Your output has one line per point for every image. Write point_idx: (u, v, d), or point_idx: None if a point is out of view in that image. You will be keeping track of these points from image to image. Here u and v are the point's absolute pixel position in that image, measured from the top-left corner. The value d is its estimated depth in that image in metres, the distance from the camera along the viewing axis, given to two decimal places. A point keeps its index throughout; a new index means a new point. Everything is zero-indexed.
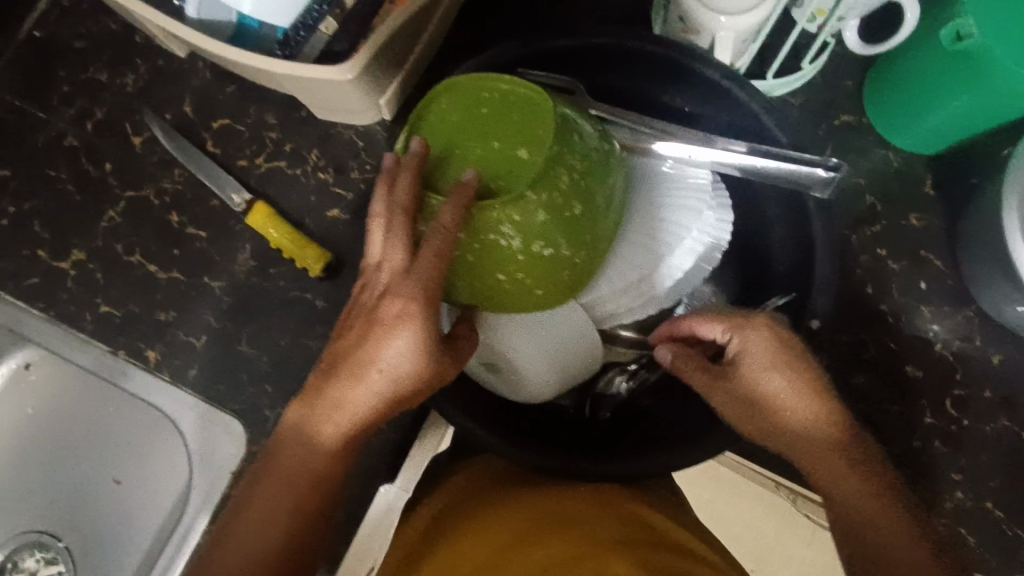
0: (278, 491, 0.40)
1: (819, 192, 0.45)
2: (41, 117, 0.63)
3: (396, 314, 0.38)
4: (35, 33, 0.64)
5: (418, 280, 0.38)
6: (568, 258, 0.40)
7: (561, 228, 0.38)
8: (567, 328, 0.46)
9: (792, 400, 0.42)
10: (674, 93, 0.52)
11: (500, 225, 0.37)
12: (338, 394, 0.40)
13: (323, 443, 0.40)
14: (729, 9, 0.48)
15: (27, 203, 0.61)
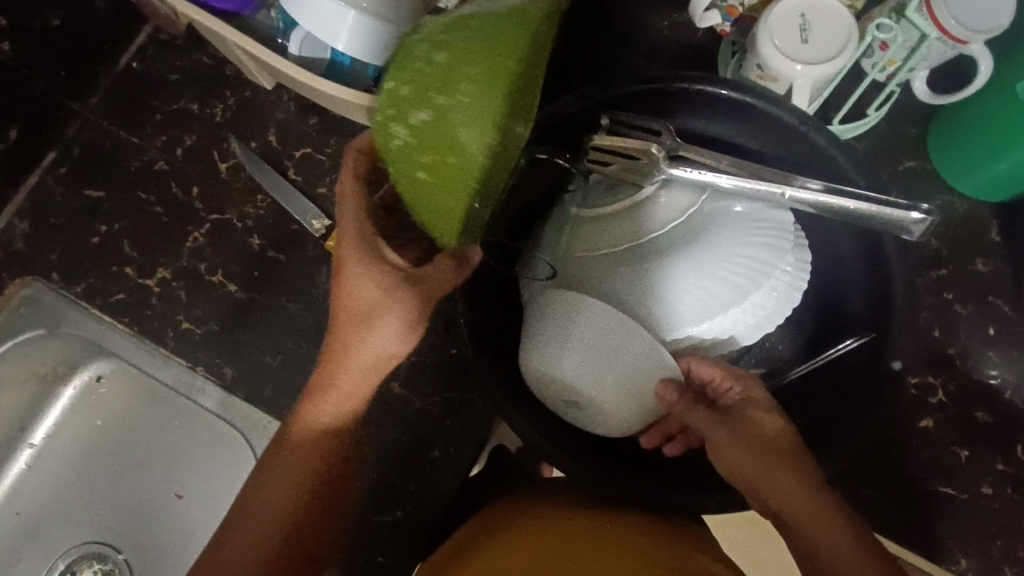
0: (313, 440, 0.50)
1: (909, 233, 0.47)
2: (136, 143, 0.66)
3: (346, 263, 0.46)
4: (132, 65, 0.68)
5: (354, 231, 0.45)
6: (461, 101, 0.34)
7: (417, 88, 0.36)
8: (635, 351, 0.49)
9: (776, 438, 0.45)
10: (748, 135, 0.54)
11: (385, 126, 0.38)
12: (343, 345, 0.49)
13: (323, 401, 0.50)
14: (805, 58, 0.50)
15: (117, 222, 0.64)
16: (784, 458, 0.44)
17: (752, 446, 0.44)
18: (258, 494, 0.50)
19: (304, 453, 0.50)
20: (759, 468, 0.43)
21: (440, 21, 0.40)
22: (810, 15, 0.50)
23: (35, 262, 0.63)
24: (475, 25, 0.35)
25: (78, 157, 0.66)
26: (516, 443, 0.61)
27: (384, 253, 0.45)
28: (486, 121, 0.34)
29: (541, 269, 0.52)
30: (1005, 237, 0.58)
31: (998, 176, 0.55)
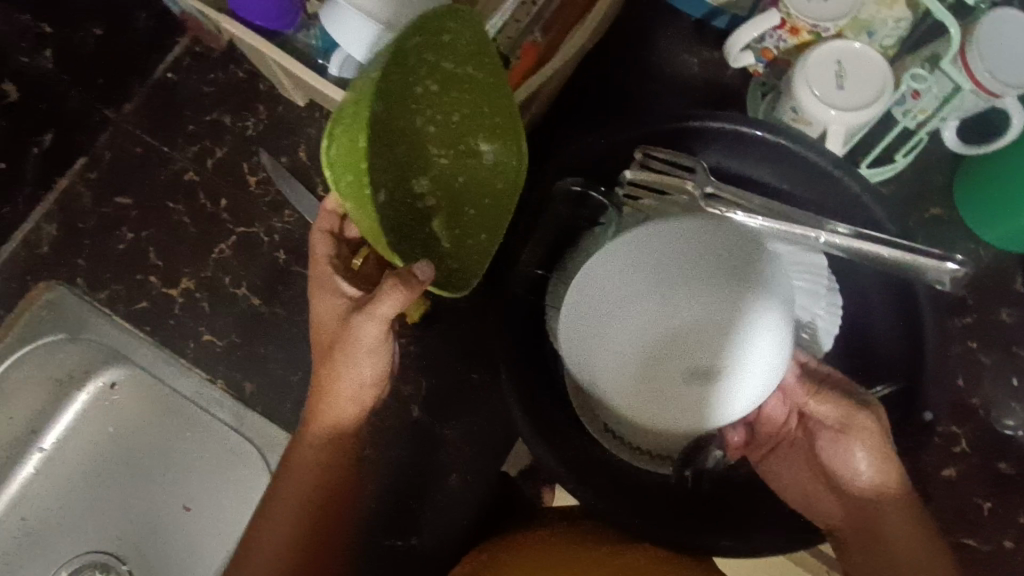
0: (309, 471, 0.52)
1: (945, 282, 0.47)
2: (166, 153, 0.67)
3: (316, 306, 0.51)
4: (167, 75, 0.68)
5: (320, 277, 0.51)
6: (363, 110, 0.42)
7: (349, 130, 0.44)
8: (720, 314, 0.47)
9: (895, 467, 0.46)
10: (780, 177, 0.54)
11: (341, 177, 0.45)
12: (320, 381, 0.51)
13: (308, 442, 0.52)
14: (840, 104, 0.51)
15: (143, 230, 0.64)
16: (898, 497, 0.45)
17: (889, 469, 0.46)
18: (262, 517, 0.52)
19: (299, 474, 0.51)
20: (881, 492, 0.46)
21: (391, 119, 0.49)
22: (846, 62, 0.51)
23: (59, 267, 0.63)
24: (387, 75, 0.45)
25: (107, 163, 0.66)
26: (523, 463, 0.60)
27: (339, 290, 0.49)
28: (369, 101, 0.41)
29: None
30: None
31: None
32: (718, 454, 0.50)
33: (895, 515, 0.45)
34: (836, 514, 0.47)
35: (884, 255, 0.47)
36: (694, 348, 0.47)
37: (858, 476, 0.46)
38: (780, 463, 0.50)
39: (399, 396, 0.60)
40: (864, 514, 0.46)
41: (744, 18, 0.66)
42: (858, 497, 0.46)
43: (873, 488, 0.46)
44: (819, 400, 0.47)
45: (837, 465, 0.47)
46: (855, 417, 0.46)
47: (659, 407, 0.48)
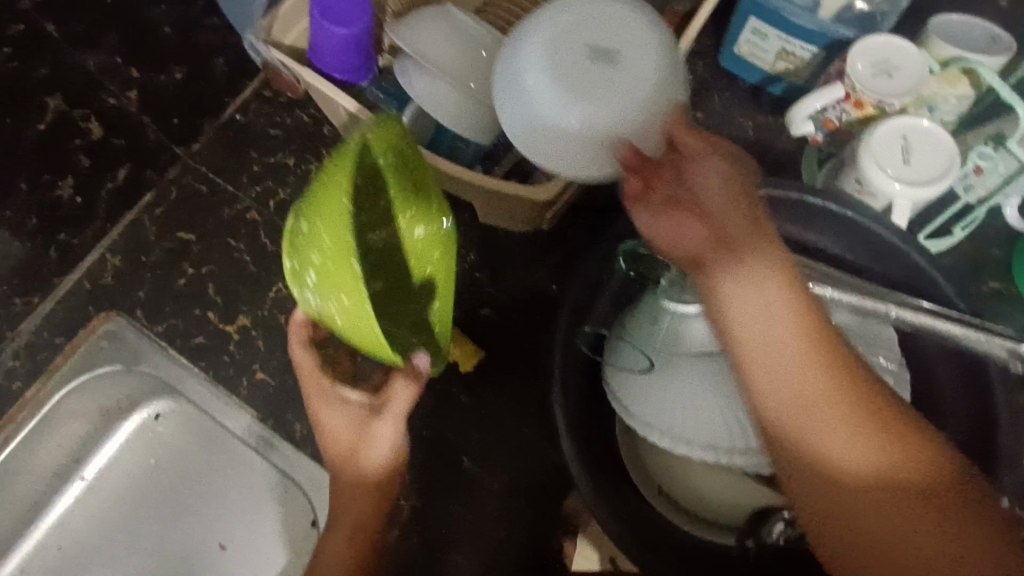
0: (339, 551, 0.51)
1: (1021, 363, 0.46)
2: (230, 192, 0.68)
3: (320, 420, 0.51)
4: (236, 116, 0.70)
5: (318, 393, 0.51)
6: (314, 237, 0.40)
7: (297, 257, 0.41)
8: (639, 65, 0.49)
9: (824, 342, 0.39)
10: (843, 247, 0.54)
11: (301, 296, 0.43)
12: (341, 484, 0.52)
13: (340, 539, 0.52)
14: (904, 177, 0.51)
15: (204, 267, 0.66)
16: (827, 351, 0.39)
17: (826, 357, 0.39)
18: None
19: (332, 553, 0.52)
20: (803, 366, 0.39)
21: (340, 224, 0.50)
22: (911, 137, 0.52)
23: (121, 299, 0.65)
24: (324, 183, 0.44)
25: (173, 199, 0.68)
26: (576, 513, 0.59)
27: (347, 399, 0.50)
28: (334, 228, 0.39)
29: (635, 361, 0.50)
30: None
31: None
32: (780, 526, 0.49)
33: (835, 381, 0.39)
34: (788, 380, 0.39)
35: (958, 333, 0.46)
36: (592, 15, 0.51)
37: (777, 305, 0.39)
38: (690, 240, 0.41)
39: (448, 446, 0.61)
40: (789, 378, 0.39)
41: (801, 86, 0.67)
42: (773, 345, 0.39)
43: (801, 326, 0.39)
44: (714, 188, 0.42)
45: (762, 280, 0.39)
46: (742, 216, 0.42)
47: (576, 86, 0.49)
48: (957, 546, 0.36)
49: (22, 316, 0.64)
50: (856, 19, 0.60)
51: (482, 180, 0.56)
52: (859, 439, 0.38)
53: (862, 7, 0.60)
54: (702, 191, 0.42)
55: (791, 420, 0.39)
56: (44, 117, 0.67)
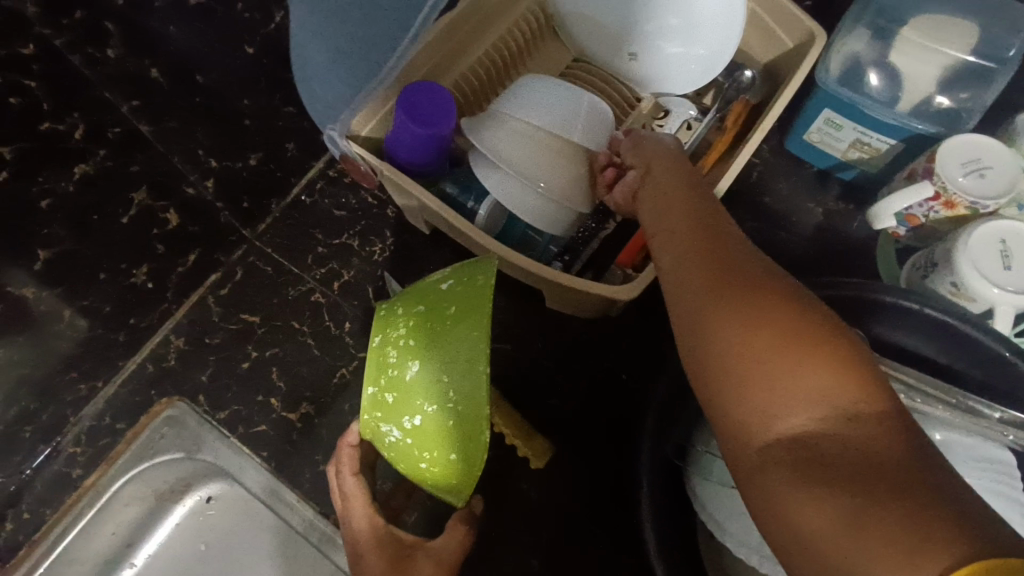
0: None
1: None
2: (295, 273, 0.68)
3: (359, 548, 0.50)
4: (302, 197, 0.70)
5: (361, 520, 0.50)
6: (433, 384, 0.42)
7: (401, 403, 0.44)
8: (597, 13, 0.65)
9: (724, 252, 0.39)
10: (936, 349, 0.52)
11: (389, 432, 0.45)
12: None
13: None
14: (1004, 282, 0.50)
15: (268, 350, 0.65)
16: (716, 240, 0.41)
17: (725, 258, 0.39)
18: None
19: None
20: (698, 278, 0.39)
21: (395, 330, 0.45)
22: (1011, 241, 0.50)
23: (184, 382, 0.64)
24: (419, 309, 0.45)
25: (240, 280, 0.67)
26: None
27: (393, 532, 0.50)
28: (467, 370, 0.40)
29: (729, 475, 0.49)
30: None
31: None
32: None
33: (724, 256, 0.39)
34: (675, 276, 0.40)
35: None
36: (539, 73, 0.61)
37: (673, 233, 0.43)
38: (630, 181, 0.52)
39: (516, 547, 0.58)
40: (680, 280, 0.40)
41: (875, 174, 0.66)
42: (676, 263, 0.41)
43: (689, 222, 0.43)
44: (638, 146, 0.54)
45: (668, 211, 0.45)
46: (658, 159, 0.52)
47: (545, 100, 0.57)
48: (851, 422, 0.33)
49: (85, 400, 0.63)
50: (938, 114, 0.59)
51: (563, 281, 0.54)
52: (752, 300, 0.36)
53: (944, 103, 0.59)
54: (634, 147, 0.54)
55: (681, 287, 0.39)
56: (129, 211, 0.67)
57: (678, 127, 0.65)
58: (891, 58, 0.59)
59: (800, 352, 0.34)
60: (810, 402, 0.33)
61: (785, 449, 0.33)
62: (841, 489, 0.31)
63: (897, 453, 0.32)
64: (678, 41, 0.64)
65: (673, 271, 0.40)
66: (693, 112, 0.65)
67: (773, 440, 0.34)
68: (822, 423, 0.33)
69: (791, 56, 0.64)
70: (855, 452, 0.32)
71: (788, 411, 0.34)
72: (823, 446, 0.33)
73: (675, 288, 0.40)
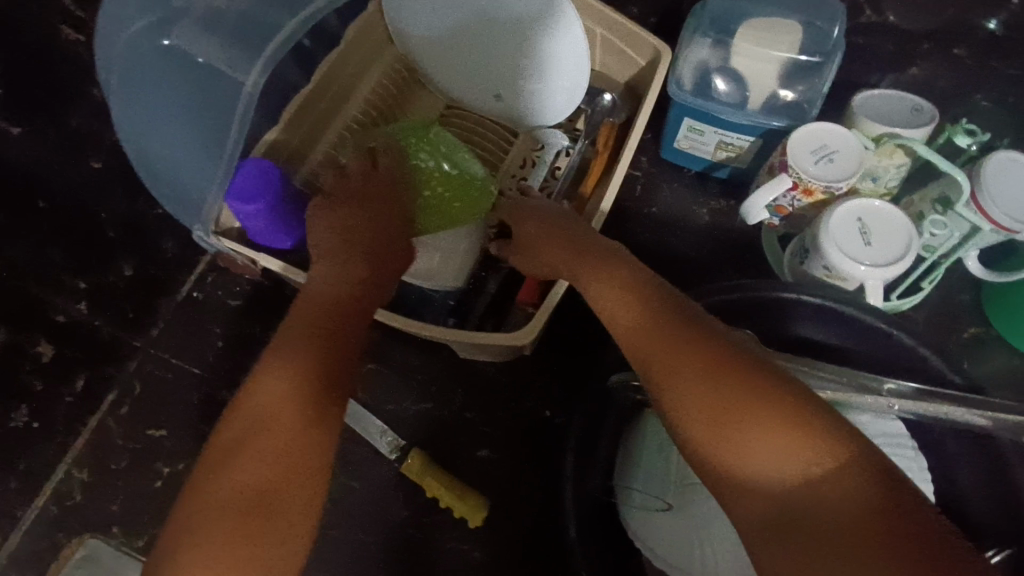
0: (285, 370, 0.44)
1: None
2: (197, 374, 0.65)
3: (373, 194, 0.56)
4: (193, 294, 0.68)
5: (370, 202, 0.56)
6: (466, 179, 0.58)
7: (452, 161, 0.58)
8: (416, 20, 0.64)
9: (676, 328, 0.42)
10: (827, 331, 0.54)
11: (422, 156, 0.58)
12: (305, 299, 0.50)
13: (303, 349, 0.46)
14: (869, 259, 0.52)
15: (180, 462, 0.62)
16: (661, 323, 0.42)
17: (682, 333, 0.41)
18: (254, 388, 0.44)
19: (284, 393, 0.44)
20: (662, 354, 0.41)
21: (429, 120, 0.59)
22: (867, 219, 0.53)
23: (93, 517, 0.60)
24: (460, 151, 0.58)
25: (138, 395, 0.65)
26: None
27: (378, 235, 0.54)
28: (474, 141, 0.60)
29: (651, 500, 0.48)
30: None
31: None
32: None
33: (674, 345, 0.41)
34: (643, 349, 0.42)
35: (950, 413, 0.47)
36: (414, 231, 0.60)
37: (630, 306, 0.45)
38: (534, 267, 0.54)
39: None
40: (648, 351, 0.42)
41: (745, 169, 0.69)
42: (643, 336, 0.42)
43: (645, 301, 0.44)
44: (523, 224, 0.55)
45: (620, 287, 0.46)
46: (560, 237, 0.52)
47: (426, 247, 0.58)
48: (812, 488, 0.35)
49: None
50: (786, 108, 0.62)
51: (452, 335, 0.54)
52: (701, 386, 0.39)
53: (789, 96, 0.62)
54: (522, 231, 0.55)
55: (650, 361, 0.41)
56: None
57: (551, 158, 0.67)
58: (732, 64, 0.62)
59: (758, 430, 0.37)
60: (779, 462, 0.36)
61: (765, 522, 0.36)
62: (821, 548, 0.34)
63: (868, 511, 0.34)
64: (536, 77, 0.63)
65: (639, 355, 0.42)
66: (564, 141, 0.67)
67: (750, 518, 0.36)
68: (792, 492, 0.35)
69: (644, 72, 0.67)
70: (824, 517, 0.34)
71: (764, 474, 0.36)
72: (801, 507, 0.35)
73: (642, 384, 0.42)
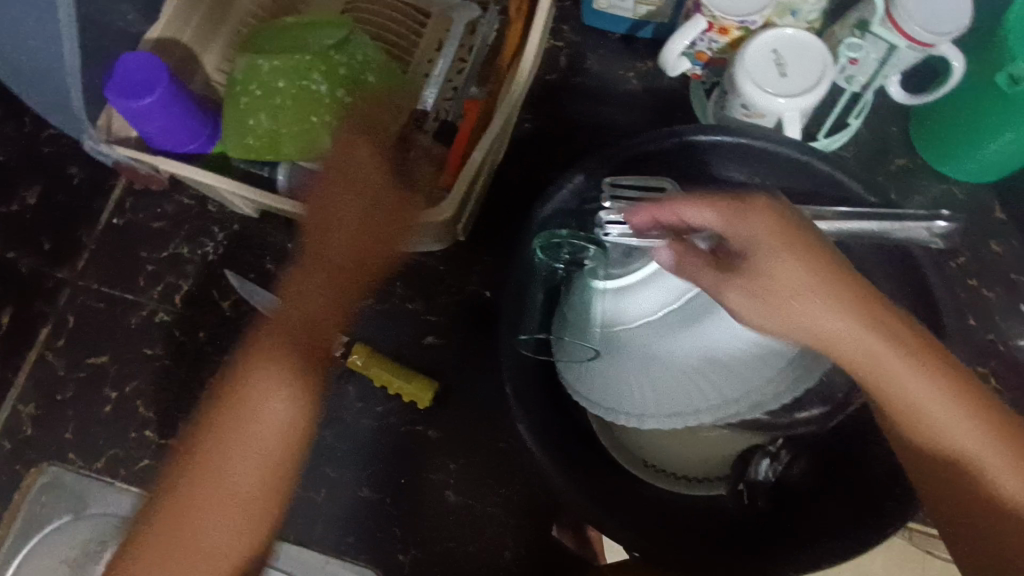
0: (274, 373, 0.47)
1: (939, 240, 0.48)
2: (131, 299, 0.64)
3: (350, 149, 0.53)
4: (114, 221, 0.66)
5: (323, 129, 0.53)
6: (360, 104, 0.55)
7: (350, 83, 0.55)
8: None
9: (957, 406, 0.38)
10: (749, 172, 0.53)
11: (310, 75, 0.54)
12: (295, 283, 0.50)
13: (285, 360, 0.48)
14: (786, 91, 0.51)
15: (127, 386, 0.62)
16: (956, 387, 0.38)
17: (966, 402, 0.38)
18: (247, 389, 0.47)
19: (271, 418, 0.47)
20: (947, 411, 0.38)
21: (337, 41, 0.56)
22: (782, 49, 0.51)
23: (51, 447, 0.61)
24: (362, 72, 0.56)
25: (73, 325, 0.63)
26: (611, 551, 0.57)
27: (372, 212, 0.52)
28: (378, 68, 0.57)
29: (581, 351, 0.50)
30: (1009, 214, 0.60)
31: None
32: (766, 462, 0.50)
33: (956, 400, 0.38)
34: (914, 398, 0.38)
35: (890, 230, 0.47)
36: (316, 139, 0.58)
37: (906, 368, 0.37)
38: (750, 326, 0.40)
39: (432, 488, 0.57)
40: (920, 391, 0.37)
41: (668, 23, 0.66)
42: (921, 396, 0.38)
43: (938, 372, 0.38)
44: (782, 252, 0.38)
45: (893, 333, 0.38)
46: (828, 283, 0.38)
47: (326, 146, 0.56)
48: None
49: None
50: None
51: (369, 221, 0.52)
52: (974, 437, 0.38)
53: None
54: (776, 273, 0.38)
55: (938, 408, 0.38)
56: None
57: (462, 32, 0.63)
58: None
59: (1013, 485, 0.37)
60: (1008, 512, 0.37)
61: (971, 558, 0.39)
62: None
63: None
64: None
65: (913, 413, 0.38)
66: (476, 12, 0.63)
67: (957, 547, 0.39)
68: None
69: None
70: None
71: (1003, 524, 0.37)
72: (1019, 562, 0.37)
73: (896, 433, 0.39)
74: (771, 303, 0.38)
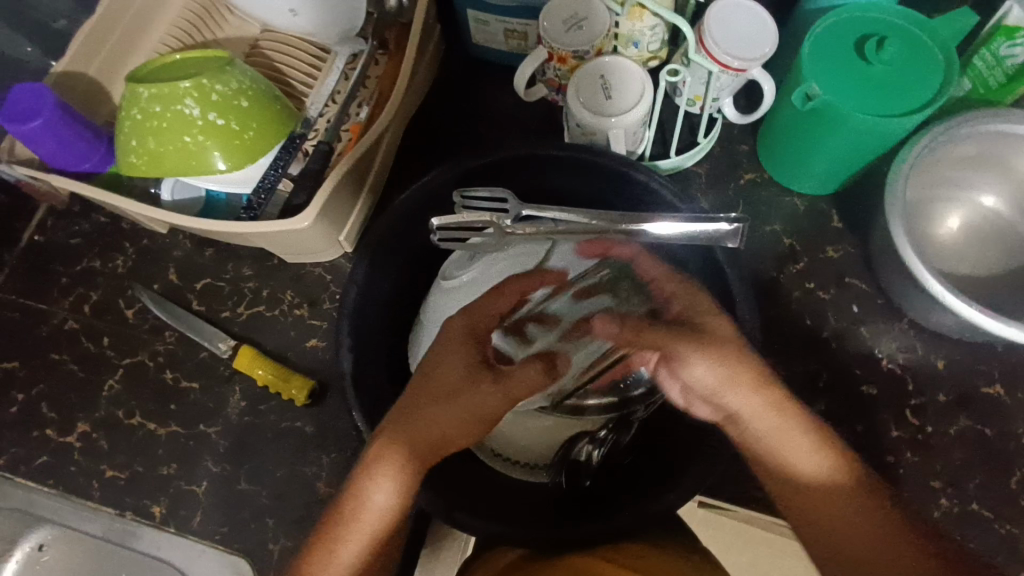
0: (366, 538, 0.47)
1: (732, 242, 0.51)
2: (43, 309, 0.69)
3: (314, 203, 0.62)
4: (34, 238, 0.72)
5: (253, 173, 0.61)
6: (235, 128, 0.58)
7: (225, 107, 0.57)
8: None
9: (832, 471, 0.47)
10: (586, 186, 0.58)
11: (183, 100, 0.56)
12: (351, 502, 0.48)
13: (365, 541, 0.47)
14: (614, 111, 0.57)
15: (33, 389, 0.67)
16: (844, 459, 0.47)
17: (841, 465, 0.47)
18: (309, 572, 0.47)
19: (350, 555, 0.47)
20: (829, 479, 0.46)
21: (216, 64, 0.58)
22: (609, 76, 0.57)
23: None
24: (238, 94, 0.58)
25: None
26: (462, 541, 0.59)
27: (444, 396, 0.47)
28: (259, 90, 0.60)
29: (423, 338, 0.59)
30: (846, 222, 0.65)
31: (959, 138, 0.56)
32: (590, 446, 0.56)
33: (831, 485, 0.46)
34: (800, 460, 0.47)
35: (690, 231, 0.51)
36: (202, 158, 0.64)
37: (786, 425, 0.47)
38: (694, 377, 0.47)
39: (306, 480, 0.62)
40: (807, 461, 0.47)
41: None
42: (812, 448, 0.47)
43: (820, 444, 0.47)
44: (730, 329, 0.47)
45: (778, 394, 0.47)
46: (749, 369, 0.47)
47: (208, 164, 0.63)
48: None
49: None
50: None
51: (237, 227, 0.57)
52: (856, 502, 0.46)
53: None
54: (721, 334, 0.47)
55: (822, 471, 0.47)
56: None
57: (345, 63, 0.69)
58: None
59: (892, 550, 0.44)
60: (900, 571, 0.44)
61: None
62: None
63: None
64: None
65: (795, 472, 0.47)
66: (358, 46, 0.69)
67: None
68: None
69: None
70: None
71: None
72: None
73: (799, 491, 0.47)
74: (723, 363, 0.46)
